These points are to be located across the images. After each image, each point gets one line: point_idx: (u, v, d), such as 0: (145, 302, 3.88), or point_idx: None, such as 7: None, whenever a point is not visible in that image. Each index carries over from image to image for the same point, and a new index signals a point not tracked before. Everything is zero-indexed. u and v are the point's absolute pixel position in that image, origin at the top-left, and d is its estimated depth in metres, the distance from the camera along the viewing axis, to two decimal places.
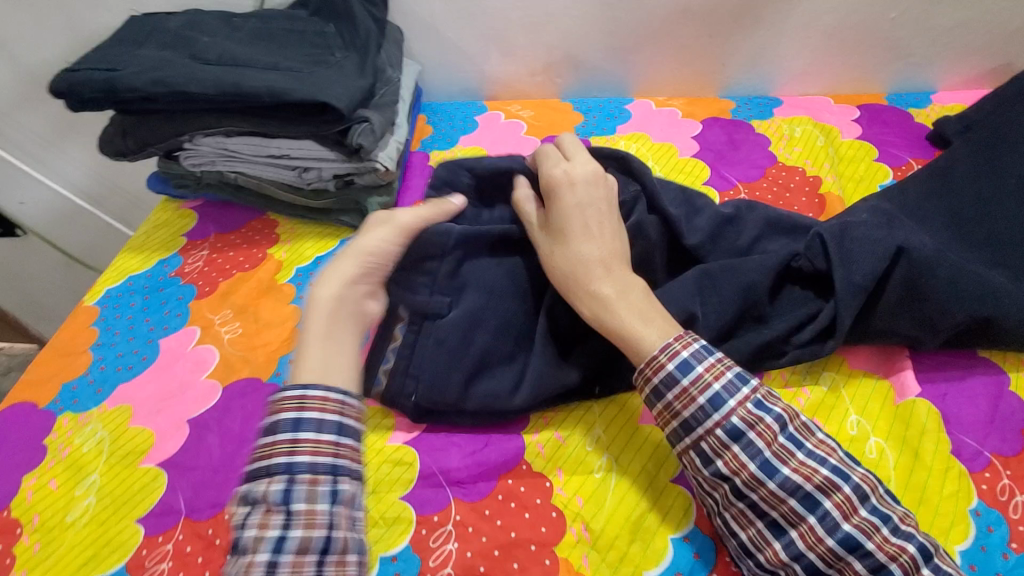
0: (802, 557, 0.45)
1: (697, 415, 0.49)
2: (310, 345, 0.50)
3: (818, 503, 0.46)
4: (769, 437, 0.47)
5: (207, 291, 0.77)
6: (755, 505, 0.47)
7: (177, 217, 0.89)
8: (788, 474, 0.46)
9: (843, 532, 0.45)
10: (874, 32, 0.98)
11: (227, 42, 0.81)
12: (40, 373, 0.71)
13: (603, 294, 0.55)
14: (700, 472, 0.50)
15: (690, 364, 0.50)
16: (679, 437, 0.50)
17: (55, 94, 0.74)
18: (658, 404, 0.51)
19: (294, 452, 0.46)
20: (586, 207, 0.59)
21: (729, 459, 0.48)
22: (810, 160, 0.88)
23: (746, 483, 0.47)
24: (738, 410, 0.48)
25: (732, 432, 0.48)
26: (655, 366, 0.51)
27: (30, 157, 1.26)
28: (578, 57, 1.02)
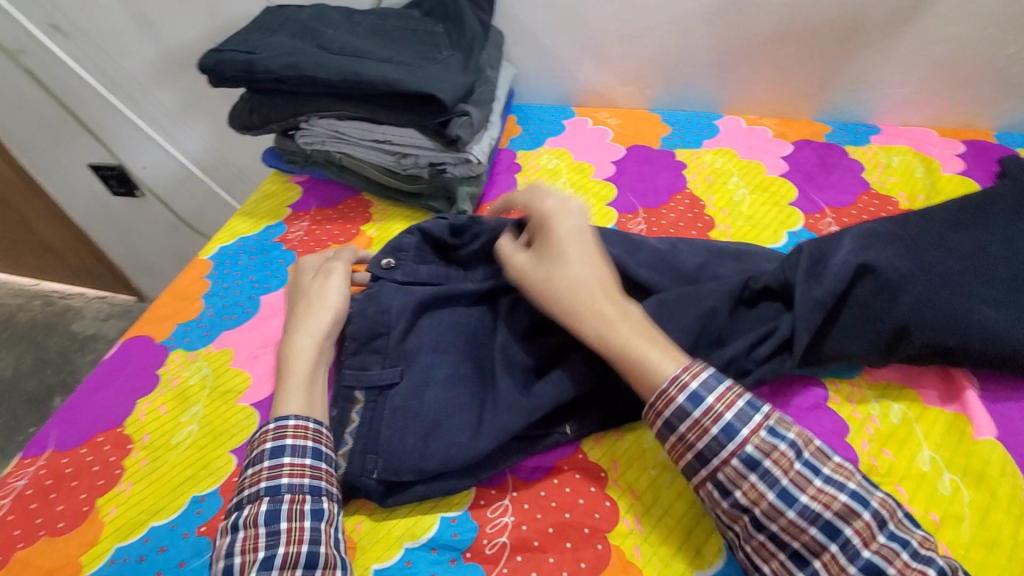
0: None
1: (712, 448, 0.49)
2: (292, 389, 0.59)
3: (838, 531, 0.45)
4: (785, 464, 0.47)
5: (305, 257, 0.84)
6: (774, 536, 0.46)
7: (284, 190, 0.98)
8: (807, 501, 0.46)
9: (864, 560, 0.44)
10: (989, 66, 0.94)
11: (349, 35, 0.89)
12: (159, 313, 0.80)
13: (606, 318, 0.55)
14: (719, 504, 0.49)
15: (701, 397, 0.49)
16: (695, 471, 0.49)
17: (202, 71, 0.84)
18: (671, 438, 0.50)
19: (301, 474, 0.53)
20: (579, 230, 0.62)
21: (748, 489, 0.47)
22: (904, 191, 0.85)
23: (766, 513, 0.46)
24: (752, 437, 0.48)
25: (748, 460, 0.47)
26: (665, 400, 0.50)
27: (159, 127, 1.41)
28: (671, 71, 1.04)
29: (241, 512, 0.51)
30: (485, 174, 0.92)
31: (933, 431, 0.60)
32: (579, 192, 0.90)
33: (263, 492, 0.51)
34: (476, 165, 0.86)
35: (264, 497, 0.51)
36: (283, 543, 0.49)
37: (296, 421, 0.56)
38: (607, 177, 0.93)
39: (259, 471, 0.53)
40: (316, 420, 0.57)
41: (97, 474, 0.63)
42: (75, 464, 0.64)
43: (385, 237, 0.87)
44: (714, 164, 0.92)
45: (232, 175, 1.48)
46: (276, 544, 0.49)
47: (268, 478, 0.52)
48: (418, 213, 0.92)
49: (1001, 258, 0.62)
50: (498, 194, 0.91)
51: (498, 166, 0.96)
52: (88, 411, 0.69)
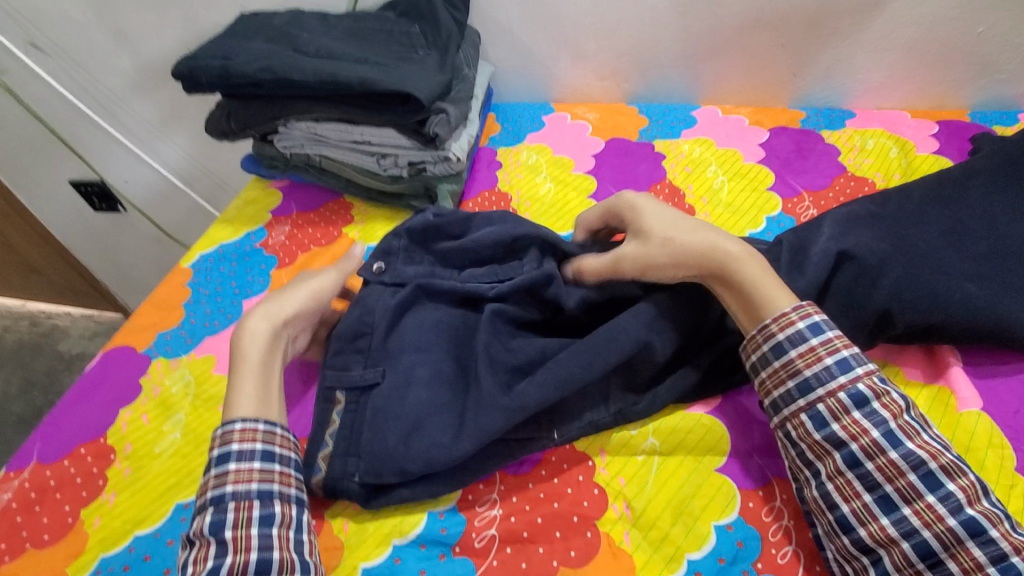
0: (915, 534, 0.46)
1: (820, 376, 0.51)
2: (245, 376, 0.57)
3: (941, 484, 0.46)
4: (895, 410, 0.50)
5: (287, 262, 0.84)
6: (867, 475, 0.48)
7: (264, 195, 0.97)
8: (912, 448, 0.48)
9: (966, 515, 0.45)
10: (958, 46, 0.95)
11: (324, 38, 0.89)
12: (139, 323, 0.79)
13: (730, 251, 0.57)
14: (810, 436, 0.51)
15: (822, 328, 0.52)
16: (793, 399, 0.52)
17: (177, 78, 0.84)
18: (776, 363, 0.53)
19: (247, 479, 0.51)
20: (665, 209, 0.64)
21: (849, 423, 0.49)
22: (880, 172, 0.86)
23: (866, 449, 0.49)
24: (865, 379, 0.50)
25: (858, 397, 0.50)
26: (784, 323, 0.53)
27: (138, 140, 1.40)
28: (647, 64, 1.05)
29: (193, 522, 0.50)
30: (466, 172, 0.92)
31: (917, 405, 0.60)
32: (559, 186, 0.90)
33: (208, 502, 0.50)
34: (456, 163, 0.86)
35: (210, 507, 0.50)
36: (231, 553, 0.48)
37: (243, 424, 0.54)
38: (586, 171, 0.93)
39: (206, 480, 0.52)
40: (266, 421, 0.55)
41: (79, 485, 0.62)
42: (57, 477, 0.63)
43: (368, 238, 0.87)
44: (692, 154, 0.93)
45: (214, 186, 1.48)
46: (223, 555, 0.48)
47: (214, 486, 0.51)
48: (400, 213, 0.92)
49: (975, 231, 0.63)
50: (479, 191, 0.91)
51: (479, 164, 0.97)
52: (68, 423, 0.68)
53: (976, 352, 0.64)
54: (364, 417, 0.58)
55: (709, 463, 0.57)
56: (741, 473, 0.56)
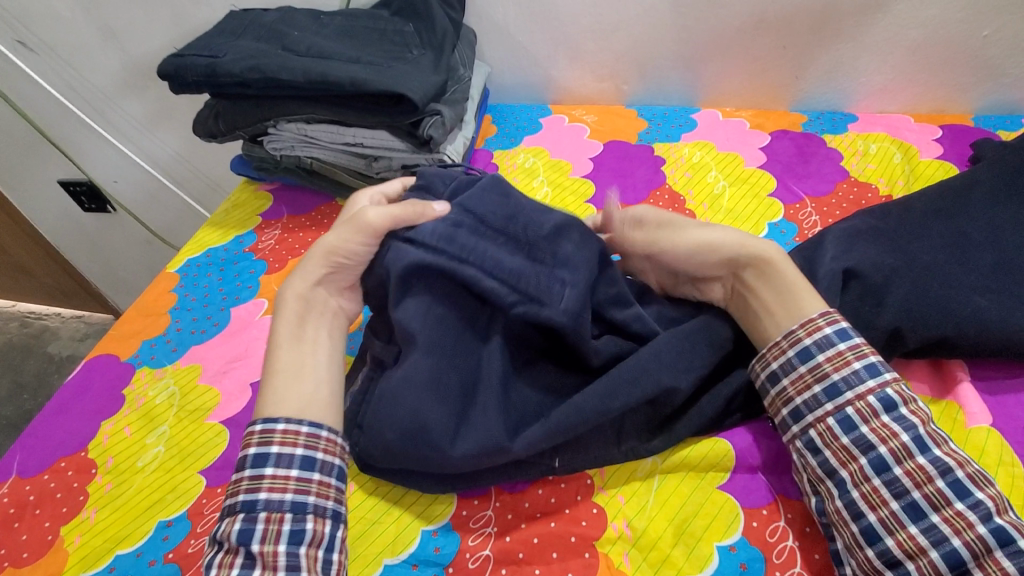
0: (944, 543, 0.44)
1: (849, 380, 0.50)
2: (280, 347, 0.54)
3: (970, 492, 0.45)
4: (922, 418, 0.49)
5: (277, 267, 0.82)
6: (894, 482, 0.46)
7: (254, 198, 0.95)
8: (939, 454, 0.46)
9: (996, 524, 0.43)
10: (962, 49, 0.93)
11: (315, 36, 0.86)
12: (124, 331, 0.77)
13: (762, 251, 0.56)
14: (836, 440, 0.49)
15: (850, 333, 0.51)
16: (820, 402, 0.50)
17: (163, 77, 0.82)
18: (801, 367, 0.52)
19: (283, 488, 0.48)
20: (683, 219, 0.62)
21: (878, 426, 0.48)
22: (883, 177, 0.85)
23: (895, 453, 0.47)
24: (893, 384, 0.50)
25: (887, 401, 0.49)
26: (812, 328, 0.52)
27: (127, 140, 1.37)
28: (646, 65, 1.03)
29: (223, 523, 0.48)
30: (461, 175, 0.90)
31: None
32: (556, 190, 0.88)
33: (240, 507, 0.48)
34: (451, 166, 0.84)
35: (240, 513, 0.48)
36: (259, 567, 0.46)
37: (286, 425, 0.50)
38: (584, 174, 0.91)
39: (241, 480, 0.49)
40: (263, 421, 0.51)
41: (60, 501, 0.60)
42: (36, 492, 0.61)
43: None
44: (692, 158, 0.91)
45: (205, 186, 1.45)
46: (252, 568, 0.46)
47: (247, 490, 0.48)
48: None
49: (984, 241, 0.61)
50: None
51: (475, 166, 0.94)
52: (48, 436, 0.66)
53: (983, 365, 0.62)
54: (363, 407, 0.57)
55: (712, 480, 0.55)
56: (744, 491, 0.55)
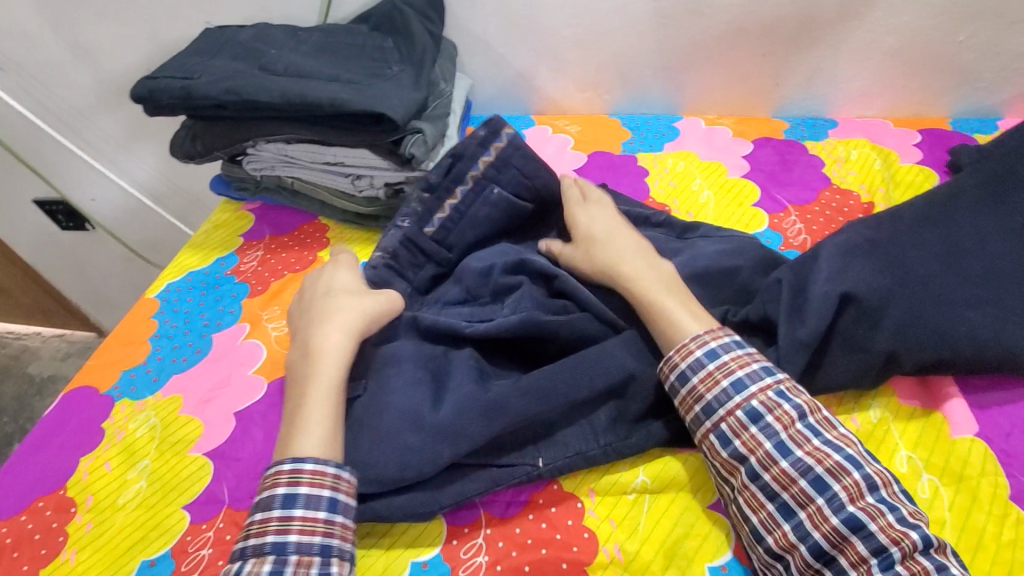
0: (809, 537, 0.48)
1: (719, 398, 0.53)
2: (326, 397, 0.56)
3: (828, 486, 0.49)
4: (786, 421, 0.51)
5: (259, 290, 0.80)
6: (766, 486, 0.50)
7: (235, 218, 0.93)
8: (800, 455, 0.50)
9: (847, 512, 0.47)
10: (939, 55, 0.95)
11: (293, 54, 0.85)
12: (103, 361, 0.75)
13: (630, 274, 0.63)
14: (718, 455, 0.53)
15: (717, 353, 0.54)
16: (699, 421, 0.54)
17: (136, 100, 0.80)
18: (683, 391, 0.55)
19: (311, 531, 0.49)
20: (603, 210, 0.71)
21: (747, 439, 0.52)
22: (864, 184, 0.85)
23: (761, 461, 0.51)
24: (758, 395, 0.53)
25: (751, 413, 0.52)
26: (684, 352, 0.55)
27: (104, 158, 1.34)
28: (628, 75, 1.03)
29: (245, 563, 0.48)
30: None
31: (910, 430, 0.59)
32: None
33: (269, 547, 0.48)
34: None
35: (270, 554, 0.48)
36: None
37: (314, 465, 0.51)
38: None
39: (268, 520, 0.49)
40: (335, 464, 0.52)
41: (38, 543, 0.58)
42: (14, 534, 0.59)
43: None
44: (676, 168, 0.91)
45: (186, 203, 1.43)
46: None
47: (276, 531, 0.49)
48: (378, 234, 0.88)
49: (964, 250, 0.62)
50: None
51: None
52: (26, 474, 0.64)
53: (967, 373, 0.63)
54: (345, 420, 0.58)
55: (702, 499, 0.56)
56: (734, 509, 0.55)
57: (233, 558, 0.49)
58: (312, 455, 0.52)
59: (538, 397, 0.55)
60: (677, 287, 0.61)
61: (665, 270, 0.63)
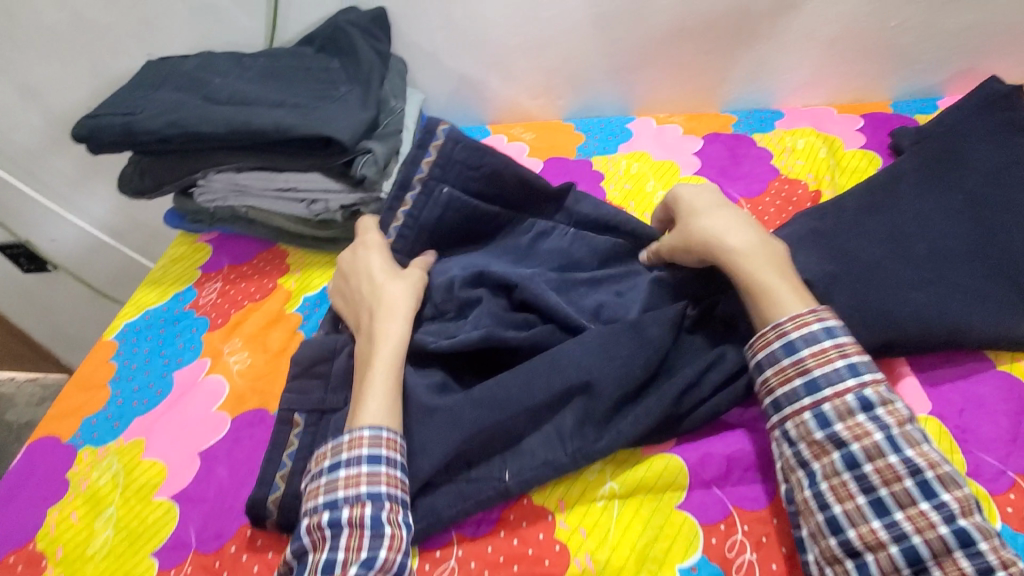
0: (902, 538, 0.46)
1: (830, 377, 0.52)
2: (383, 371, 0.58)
3: (937, 493, 0.47)
4: (899, 419, 0.50)
5: (219, 322, 0.79)
6: (863, 478, 0.49)
7: (191, 251, 0.92)
8: (910, 455, 0.48)
9: (957, 525, 0.46)
10: (876, 41, 0.97)
11: (237, 81, 0.84)
12: (62, 409, 0.73)
13: (733, 248, 0.59)
14: (809, 436, 0.51)
15: (836, 332, 0.53)
16: (798, 396, 0.52)
17: (78, 140, 0.78)
18: (786, 360, 0.53)
19: (395, 510, 0.52)
20: (708, 185, 0.67)
21: (853, 425, 0.50)
22: (812, 173, 0.87)
23: (867, 451, 0.49)
24: (872, 385, 0.51)
25: (864, 400, 0.50)
26: (800, 322, 0.54)
27: (58, 197, 1.31)
28: (579, 79, 1.03)
29: (340, 510, 0.51)
30: None
31: None
32: None
33: (365, 495, 0.52)
34: None
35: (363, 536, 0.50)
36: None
37: (389, 434, 0.55)
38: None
39: (358, 473, 0.53)
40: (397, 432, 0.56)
41: None
42: None
43: (305, 287, 0.82)
44: (630, 169, 0.92)
45: (148, 235, 1.40)
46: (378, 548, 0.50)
47: (368, 481, 0.52)
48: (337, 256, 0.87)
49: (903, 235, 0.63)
50: None
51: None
52: None
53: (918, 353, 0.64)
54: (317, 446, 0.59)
55: (670, 500, 0.56)
56: (699, 507, 0.56)
57: (323, 509, 0.51)
58: (386, 424, 0.55)
59: (495, 409, 0.56)
60: (787, 267, 0.58)
61: (776, 246, 0.60)
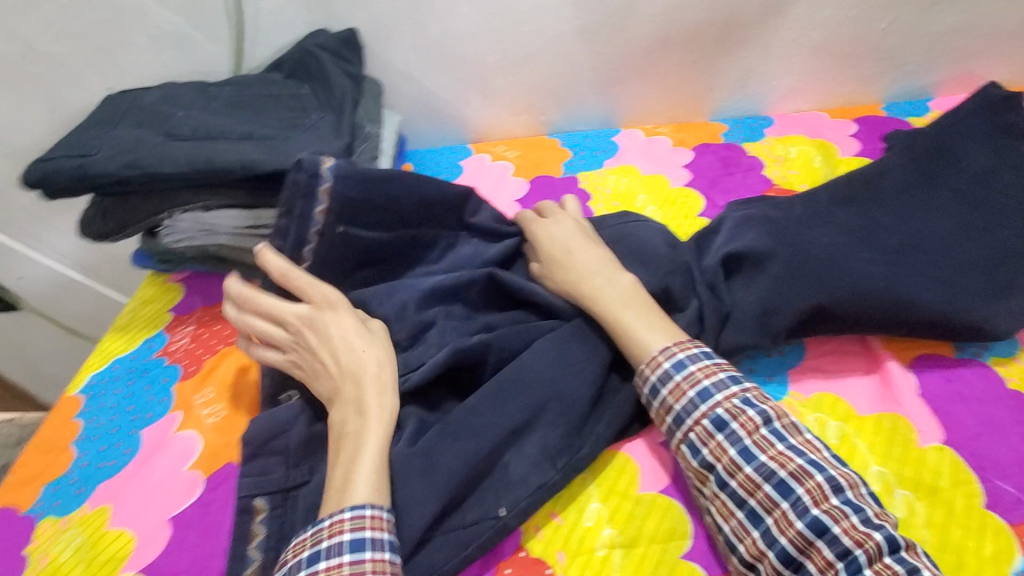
0: (776, 543, 0.49)
1: (688, 408, 0.55)
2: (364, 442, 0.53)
3: (791, 489, 0.49)
4: (750, 427, 0.53)
5: (191, 370, 0.75)
6: (733, 493, 0.51)
7: (162, 292, 0.87)
8: (764, 460, 0.51)
9: (810, 516, 0.48)
10: (864, 44, 0.95)
11: (202, 114, 0.80)
12: (22, 476, 0.68)
13: (591, 291, 0.63)
14: (689, 462, 0.54)
15: (684, 364, 0.56)
16: (673, 432, 0.56)
17: (30, 184, 0.73)
18: (656, 404, 0.57)
19: None
20: (570, 227, 0.70)
21: (714, 446, 0.53)
22: (806, 183, 0.84)
23: (727, 468, 0.52)
24: (725, 403, 0.54)
25: (717, 421, 0.53)
26: (654, 365, 0.57)
27: (26, 236, 1.26)
28: (562, 93, 1.00)
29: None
30: None
31: (877, 442, 0.57)
32: None
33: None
34: None
35: None
36: None
37: (374, 510, 0.49)
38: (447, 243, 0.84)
39: (339, 565, 0.47)
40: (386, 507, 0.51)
41: None
42: None
43: None
44: (618, 186, 0.89)
45: (121, 270, 1.34)
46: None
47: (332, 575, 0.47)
48: None
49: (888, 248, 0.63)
50: None
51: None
52: None
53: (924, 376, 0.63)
54: (293, 519, 0.55)
55: (675, 550, 0.53)
56: (707, 551, 0.53)
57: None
58: (370, 500, 0.50)
59: (474, 437, 0.55)
60: (639, 298, 0.61)
61: (630, 281, 0.63)
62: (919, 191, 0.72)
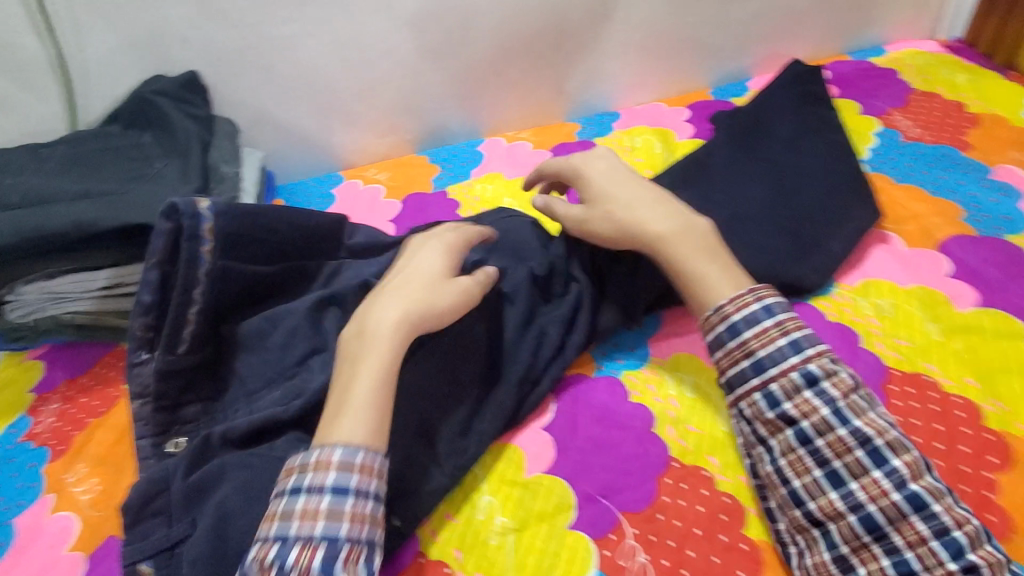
0: (857, 507, 0.52)
1: (773, 356, 0.57)
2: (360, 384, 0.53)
3: (887, 459, 0.53)
4: (844, 388, 0.56)
5: (62, 449, 0.70)
6: (817, 451, 0.54)
7: (20, 372, 0.79)
8: (857, 424, 0.54)
9: (910, 489, 0.51)
10: (682, 36, 1.07)
11: (34, 177, 0.75)
12: None
13: (657, 231, 0.63)
14: (763, 415, 0.57)
15: (774, 309, 0.58)
16: (748, 377, 0.57)
17: None
18: (732, 343, 0.58)
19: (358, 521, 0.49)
20: (613, 165, 0.71)
21: (800, 402, 0.56)
22: (651, 167, 0.92)
23: (817, 425, 0.55)
24: (815, 359, 0.57)
25: (809, 375, 0.56)
26: (741, 303, 0.59)
27: None
28: (422, 111, 1.03)
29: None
30: None
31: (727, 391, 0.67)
32: None
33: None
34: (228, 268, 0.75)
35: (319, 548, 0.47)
36: None
37: (364, 459, 0.50)
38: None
39: (315, 503, 0.48)
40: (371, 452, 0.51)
41: None
42: None
43: None
44: (484, 193, 0.93)
45: None
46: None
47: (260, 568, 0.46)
48: None
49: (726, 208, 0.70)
50: None
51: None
52: None
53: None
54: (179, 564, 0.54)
55: (563, 523, 0.57)
56: (596, 517, 0.58)
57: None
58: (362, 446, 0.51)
59: None
60: (718, 248, 0.63)
61: (705, 224, 0.64)
62: (737, 159, 0.82)
